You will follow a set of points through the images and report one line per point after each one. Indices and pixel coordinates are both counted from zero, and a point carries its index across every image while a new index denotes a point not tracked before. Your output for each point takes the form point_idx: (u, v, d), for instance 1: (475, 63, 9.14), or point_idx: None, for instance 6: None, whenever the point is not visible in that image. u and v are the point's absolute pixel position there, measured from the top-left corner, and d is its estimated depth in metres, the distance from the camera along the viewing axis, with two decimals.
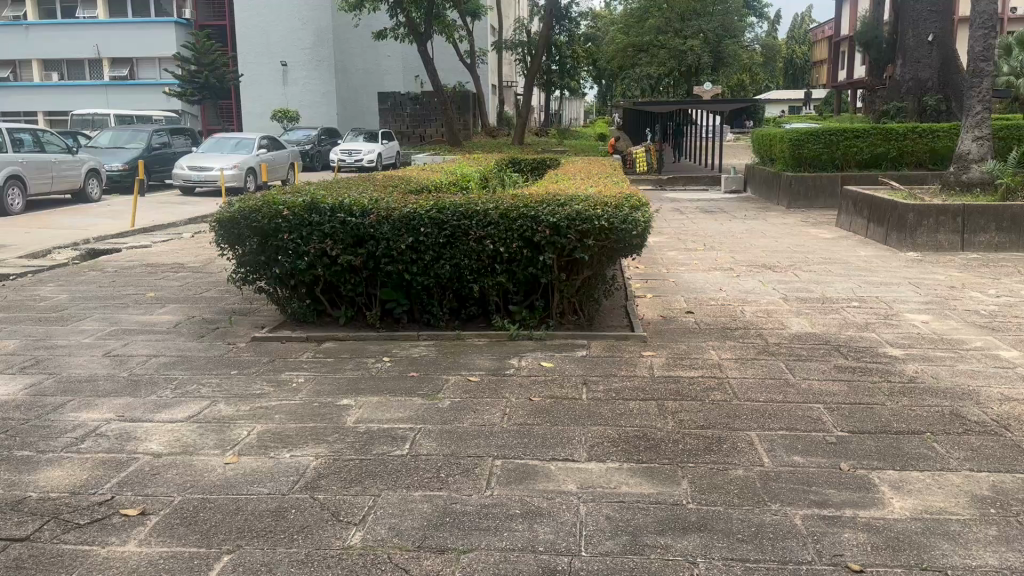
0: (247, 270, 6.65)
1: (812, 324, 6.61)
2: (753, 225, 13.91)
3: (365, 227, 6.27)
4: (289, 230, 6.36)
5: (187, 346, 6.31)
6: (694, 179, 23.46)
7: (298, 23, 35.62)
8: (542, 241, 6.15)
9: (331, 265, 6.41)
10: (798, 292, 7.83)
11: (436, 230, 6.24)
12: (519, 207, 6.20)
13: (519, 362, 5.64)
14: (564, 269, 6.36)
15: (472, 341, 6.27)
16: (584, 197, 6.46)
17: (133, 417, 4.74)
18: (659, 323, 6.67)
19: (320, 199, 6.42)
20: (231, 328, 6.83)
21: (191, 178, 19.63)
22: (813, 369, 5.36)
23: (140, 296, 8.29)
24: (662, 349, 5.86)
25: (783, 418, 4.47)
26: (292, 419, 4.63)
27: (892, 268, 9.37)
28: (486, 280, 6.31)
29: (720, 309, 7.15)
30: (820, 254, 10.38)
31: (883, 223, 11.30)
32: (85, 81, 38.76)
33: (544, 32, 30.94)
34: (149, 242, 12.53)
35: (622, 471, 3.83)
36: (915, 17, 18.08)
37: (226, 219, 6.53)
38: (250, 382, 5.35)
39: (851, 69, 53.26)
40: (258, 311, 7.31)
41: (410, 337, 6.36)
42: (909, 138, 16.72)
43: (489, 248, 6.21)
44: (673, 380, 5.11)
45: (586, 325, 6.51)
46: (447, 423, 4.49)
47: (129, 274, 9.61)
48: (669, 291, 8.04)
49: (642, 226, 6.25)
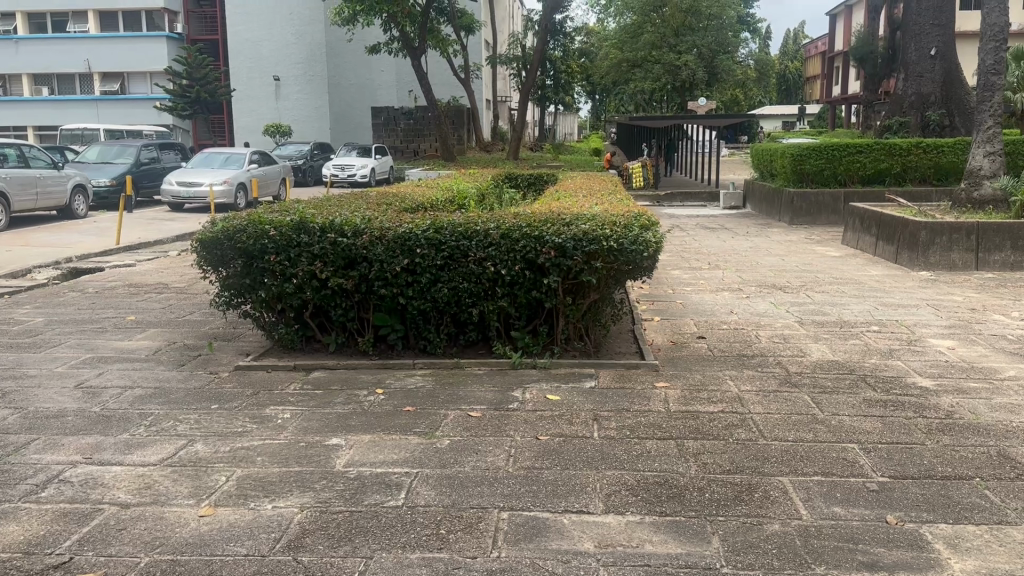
0: (231, 294, 6.23)
1: (833, 351, 6.22)
2: (756, 242, 13.58)
3: (357, 248, 5.87)
4: (276, 251, 5.94)
5: (165, 377, 5.87)
6: (692, 196, 23.15)
7: (290, 38, 35.33)
8: (547, 263, 5.75)
9: (320, 288, 6.00)
10: (813, 315, 7.46)
11: (432, 251, 5.85)
12: (522, 227, 5.82)
13: (523, 394, 5.22)
14: (570, 293, 5.97)
15: (473, 370, 5.84)
16: (592, 216, 6.07)
17: (102, 460, 4.31)
18: (669, 350, 6.27)
19: (309, 218, 6.03)
20: (213, 356, 6.40)
21: (180, 194, 19.21)
22: (841, 403, 4.98)
23: (119, 320, 7.85)
24: (677, 379, 5.46)
25: (816, 461, 4.08)
26: (275, 461, 4.21)
27: (907, 288, 9.01)
28: (486, 304, 5.91)
29: (734, 334, 6.77)
30: (830, 273, 10.03)
31: (894, 240, 10.96)
32: (76, 95, 38.34)
33: (537, 46, 30.54)
34: (134, 260, 12.13)
35: (644, 525, 3.42)
36: (917, 31, 17.79)
37: (207, 239, 6.11)
38: (232, 417, 4.93)
39: (845, 84, 53.16)
40: (243, 337, 6.87)
41: (404, 366, 5.94)
42: (912, 153, 16.44)
43: (490, 271, 5.81)
44: (691, 417, 4.69)
45: (592, 352, 6.11)
46: (447, 466, 4.07)
47: (109, 296, 9.18)
48: (676, 313, 7.66)
49: (653, 247, 5.86)
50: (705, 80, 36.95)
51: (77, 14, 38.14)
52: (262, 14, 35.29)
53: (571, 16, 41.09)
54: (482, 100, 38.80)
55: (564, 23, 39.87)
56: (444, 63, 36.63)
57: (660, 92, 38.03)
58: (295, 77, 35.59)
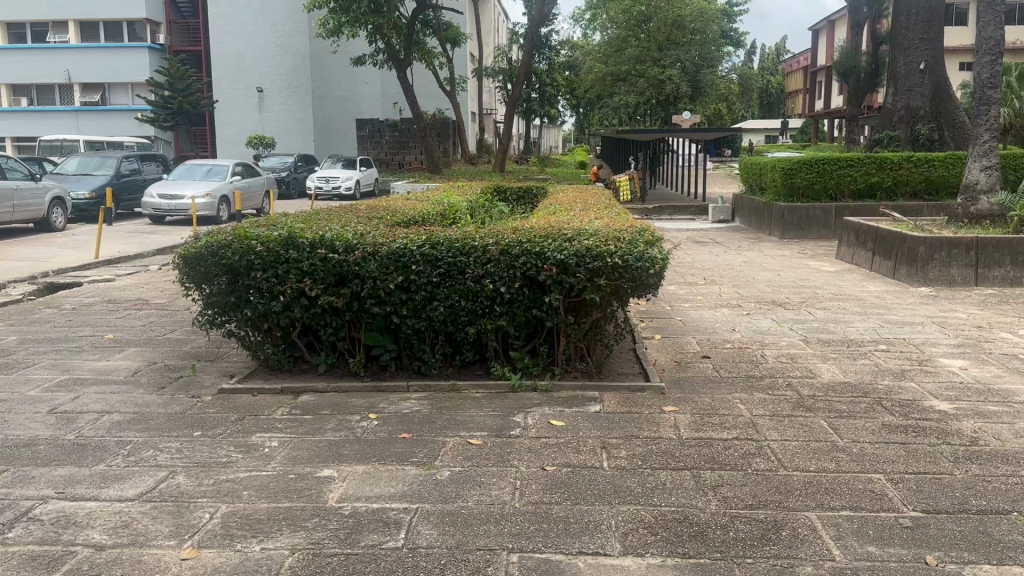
0: (214, 312, 5.91)
1: (844, 373, 6.00)
2: (749, 256, 13.41)
3: (348, 264, 5.59)
4: (262, 268, 5.64)
5: (144, 401, 5.54)
6: (681, 210, 23.00)
7: (274, 49, 35.02)
8: (548, 280, 5.49)
9: (310, 307, 5.70)
10: (818, 333, 7.25)
11: (428, 267, 5.58)
12: (523, 242, 5.56)
13: (525, 419, 4.93)
14: (571, 312, 5.70)
15: (470, 393, 5.56)
16: (594, 231, 5.83)
17: (76, 495, 3.99)
18: (674, 371, 6.01)
19: (298, 232, 5.74)
20: (195, 378, 6.08)
21: (161, 207, 18.79)
22: (860, 429, 4.75)
23: (97, 338, 7.52)
24: (685, 403, 5.20)
25: (843, 494, 3.84)
26: (263, 496, 3.91)
27: (908, 304, 8.83)
28: (484, 322, 5.63)
29: (738, 353, 6.53)
30: (828, 289, 9.85)
31: (891, 255, 10.81)
32: (55, 106, 37.72)
33: (523, 59, 30.34)
34: (113, 275, 11.76)
35: (666, 570, 3.15)
36: (906, 45, 17.71)
37: (189, 254, 5.79)
38: (218, 445, 4.63)
39: (827, 99, 53.51)
40: (227, 357, 6.56)
41: (398, 388, 5.65)
42: (903, 167, 16.38)
43: (489, 288, 5.54)
44: (705, 444, 4.43)
45: (594, 373, 5.85)
46: (449, 501, 3.78)
47: (86, 313, 8.81)
48: (678, 331, 7.41)
49: (659, 264, 5.61)
50: (689, 94, 36.89)
51: (57, 24, 37.61)
52: (246, 25, 34.96)
53: (556, 30, 41.07)
54: (467, 113, 38.64)
55: (550, 36, 39.81)
56: (429, 75, 36.46)
57: (644, 106, 37.96)
58: (278, 88, 35.24)
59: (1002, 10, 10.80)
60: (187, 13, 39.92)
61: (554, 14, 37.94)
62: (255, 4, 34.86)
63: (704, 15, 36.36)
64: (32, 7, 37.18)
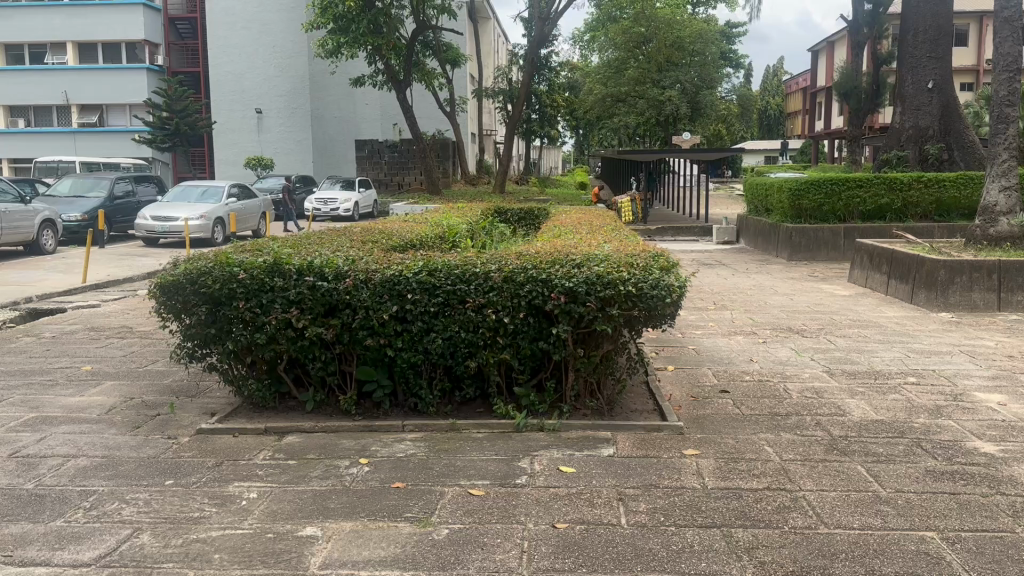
0: (194, 345, 5.46)
1: (875, 410, 5.55)
2: (758, 280, 12.98)
3: (337, 293, 5.16)
4: (246, 297, 5.21)
5: (115, 444, 5.08)
6: (684, 231, 22.59)
7: (273, 70, 34.82)
8: (556, 310, 5.04)
9: (297, 339, 5.26)
10: (842, 364, 6.80)
11: (426, 296, 5.13)
12: (527, 269, 5.13)
13: (532, 465, 4.47)
14: (580, 343, 5.25)
15: (470, 433, 5.08)
16: (605, 257, 5.40)
17: (25, 558, 3.53)
18: (692, 408, 5.53)
19: (285, 259, 5.31)
20: (173, 417, 5.61)
21: (155, 229, 18.35)
22: (904, 477, 4.31)
23: (73, 371, 7.05)
24: (707, 445, 4.74)
25: (893, 556, 3.40)
26: (236, 561, 3.45)
27: (931, 332, 8.39)
28: (486, 356, 5.19)
29: (759, 387, 6.07)
30: (845, 315, 9.43)
31: (909, 279, 10.38)
32: (52, 128, 37.33)
33: (523, 81, 29.98)
34: (99, 300, 11.31)
35: None
36: (914, 64, 17.43)
37: (167, 282, 5.35)
38: (190, 498, 4.17)
39: (827, 119, 53.29)
40: (209, 393, 6.10)
41: (392, 428, 5.19)
42: (914, 188, 16.00)
43: (492, 319, 5.10)
44: (735, 497, 3.98)
45: (606, 411, 5.39)
46: (446, 568, 3.33)
47: (66, 342, 8.34)
48: (691, 362, 6.96)
49: (676, 292, 5.17)
50: (688, 115, 36.61)
51: (55, 45, 37.32)
52: (244, 46, 34.77)
53: (556, 52, 40.92)
54: (467, 134, 38.32)
55: (549, 57, 39.68)
56: (428, 96, 36.25)
57: (643, 126, 37.66)
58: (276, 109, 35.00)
59: (1020, 26, 10.47)
60: (186, 34, 39.80)
61: (554, 35, 37.82)
62: (254, 25, 34.65)
63: (704, 37, 36.39)
64: (31, 28, 36.93)
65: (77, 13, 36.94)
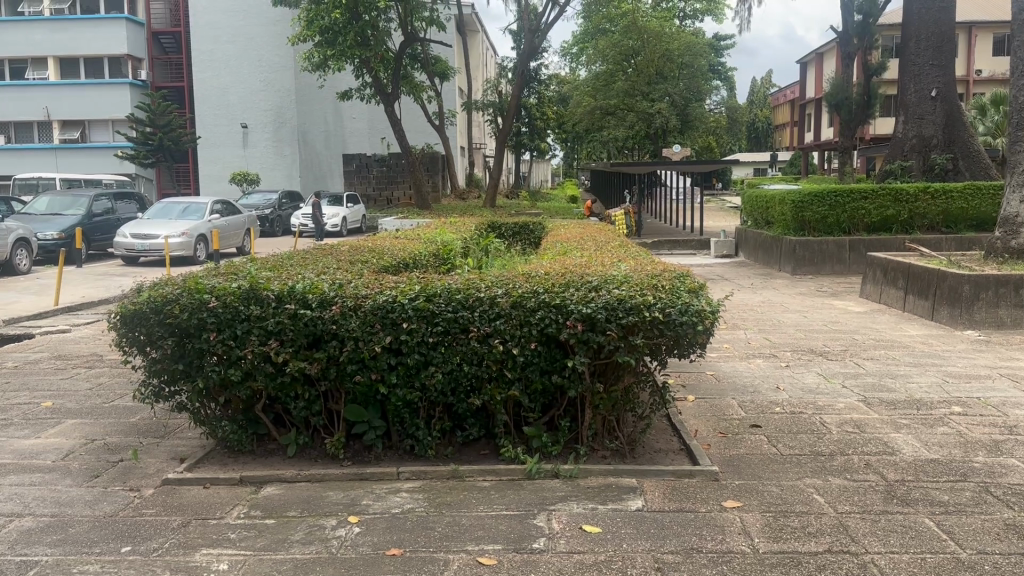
0: (160, 382, 4.81)
1: (926, 447, 4.95)
2: (767, 295, 12.43)
3: (322, 322, 4.53)
4: (218, 328, 4.58)
5: (67, 499, 4.41)
6: (681, 244, 22.05)
7: (259, 85, 34.33)
8: (571, 340, 4.43)
9: (276, 375, 4.64)
10: (878, 392, 6.22)
11: (424, 325, 4.50)
12: (538, 293, 4.53)
13: (550, 523, 3.83)
14: (599, 378, 4.63)
15: (476, 482, 4.46)
16: (624, 278, 4.80)
17: None
18: (725, 447, 4.92)
19: (262, 284, 4.69)
20: (137, 464, 4.95)
21: (134, 246, 17.66)
22: (983, 533, 3.71)
23: (31, 407, 6.36)
24: (749, 495, 4.14)
25: None
26: None
27: (961, 353, 7.81)
28: (492, 392, 4.57)
29: (792, 421, 5.47)
30: (866, 334, 8.87)
31: (928, 294, 9.88)
32: (33, 144, 36.49)
33: (512, 94, 29.33)
34: (71, 324, 10.63)
35: None
36: (916, 72, 17.04)
37: (128, 312, 4.69)
38: (149, 571, 3.52)
39: (818, 131, 53.12)
40: (179, 435, 5.45)
41: (386, 475, 4.56)
42: (920, 199, 15.55)
43: (499, 350, 4.48)
44: (794, 565, 3.38)
45: (627, 454, 4.76)
46: None
47: (27, 374, 7.64)
48: (712, 390, 6.36)
49: (706, 318, 4.56)
50: (678, 127, 36.14)
51: (36, 60, 36.57)
52: (229, 59, 34.22)
53: (544, 65, 40.58)
54: (456, 147, 37.78)
55: (539, 70, 39.47)
56: (416, 109, 35.71)
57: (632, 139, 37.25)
58: (262, 124, 34.50)
59: None
60: (170, 50, 38.99)
61: (543, 48, 37.52)
62: (239, 39, 34.15)
63: (693, 49, 36.01)
64: (11, 43, 36.19)
65: (58, 27, 36.24)
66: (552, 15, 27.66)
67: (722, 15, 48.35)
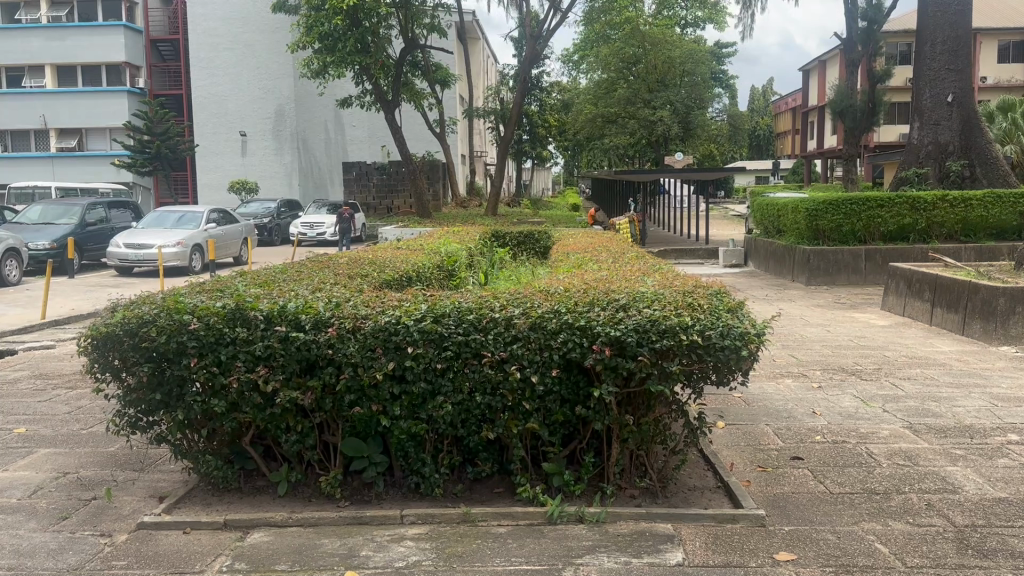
0: (137, 412, 4.29)
1: (990, 483, 4.43)
2: (784, 307, 11.92)
3: (317, 347, 4.02)
4: (199, 353, 4.06)
5: (29, 547, 3.90)
6: (688, 253, 21.56)
7: (257, 92, 33.91)
8: (597, 366, 3.92)
9: (267, 406, 4.14)
10: (923, 417, 5.71)
11: (431, 348, 3.99)
12: (559, 313, 4.03)
13: None
14: (627, 406, 4.12)
15: (490, 528, 3.95)
16: (653, 295, 4.31)
17: None
18: (767, 486, 4.39)
19: (250, 302, 4.17)
20: (111, 503, 4.44)
21: (128, 256, 17.18)
22: None
23: (2, 435, 5.83)
24: (803, 546, 3.64)
25: None
26: None
27: (1003, 372, 7.27)
28: (509, 423, 4.05)
29: (837, 452, 4.96)
30: (897, 350, 8.36)
31: (959, 308, 9.35)
32: (30, 152, 35.99)
33: (513, 102, 28.76)
34: (56, 340, 10.07)
35: None
36: (931, 77, 16.58)
37: (98, 334, 4.18)
38: None
39: (820, 138, 52.66)
40: (159, 469, 4.94)
41: (388, 520, 4.05)
42: (937, 207, 15.06)
43: (519, 379, 3.96)
44: None
45: (659, 494, 4.25)
46: None
47: (3, 396, 7.10)
48: (743, 414, 5.84)
49: (749, 341, 4.04)
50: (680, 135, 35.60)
51: (32, 68, 36.08)
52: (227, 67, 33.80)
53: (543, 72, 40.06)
54: (457, 155, 37.32)
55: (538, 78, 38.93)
56: (417, 116, 35.29)
57: (634, 147, 36.77)
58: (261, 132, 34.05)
59: None
60: (169, 56, 38.73)
61: (543, 55, 37.05)
62: (238, 46, 33.70)
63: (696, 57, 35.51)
64: (7, 51, 35.69)
65: (55, 35, 35.76)
66: (554, 22, 27.19)
67: (723, 22, 47.91)
